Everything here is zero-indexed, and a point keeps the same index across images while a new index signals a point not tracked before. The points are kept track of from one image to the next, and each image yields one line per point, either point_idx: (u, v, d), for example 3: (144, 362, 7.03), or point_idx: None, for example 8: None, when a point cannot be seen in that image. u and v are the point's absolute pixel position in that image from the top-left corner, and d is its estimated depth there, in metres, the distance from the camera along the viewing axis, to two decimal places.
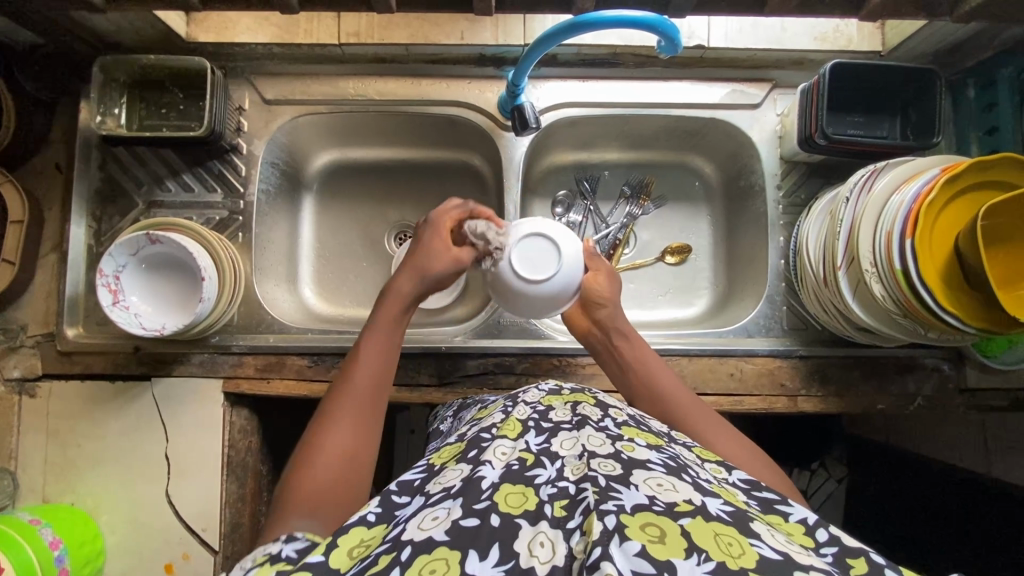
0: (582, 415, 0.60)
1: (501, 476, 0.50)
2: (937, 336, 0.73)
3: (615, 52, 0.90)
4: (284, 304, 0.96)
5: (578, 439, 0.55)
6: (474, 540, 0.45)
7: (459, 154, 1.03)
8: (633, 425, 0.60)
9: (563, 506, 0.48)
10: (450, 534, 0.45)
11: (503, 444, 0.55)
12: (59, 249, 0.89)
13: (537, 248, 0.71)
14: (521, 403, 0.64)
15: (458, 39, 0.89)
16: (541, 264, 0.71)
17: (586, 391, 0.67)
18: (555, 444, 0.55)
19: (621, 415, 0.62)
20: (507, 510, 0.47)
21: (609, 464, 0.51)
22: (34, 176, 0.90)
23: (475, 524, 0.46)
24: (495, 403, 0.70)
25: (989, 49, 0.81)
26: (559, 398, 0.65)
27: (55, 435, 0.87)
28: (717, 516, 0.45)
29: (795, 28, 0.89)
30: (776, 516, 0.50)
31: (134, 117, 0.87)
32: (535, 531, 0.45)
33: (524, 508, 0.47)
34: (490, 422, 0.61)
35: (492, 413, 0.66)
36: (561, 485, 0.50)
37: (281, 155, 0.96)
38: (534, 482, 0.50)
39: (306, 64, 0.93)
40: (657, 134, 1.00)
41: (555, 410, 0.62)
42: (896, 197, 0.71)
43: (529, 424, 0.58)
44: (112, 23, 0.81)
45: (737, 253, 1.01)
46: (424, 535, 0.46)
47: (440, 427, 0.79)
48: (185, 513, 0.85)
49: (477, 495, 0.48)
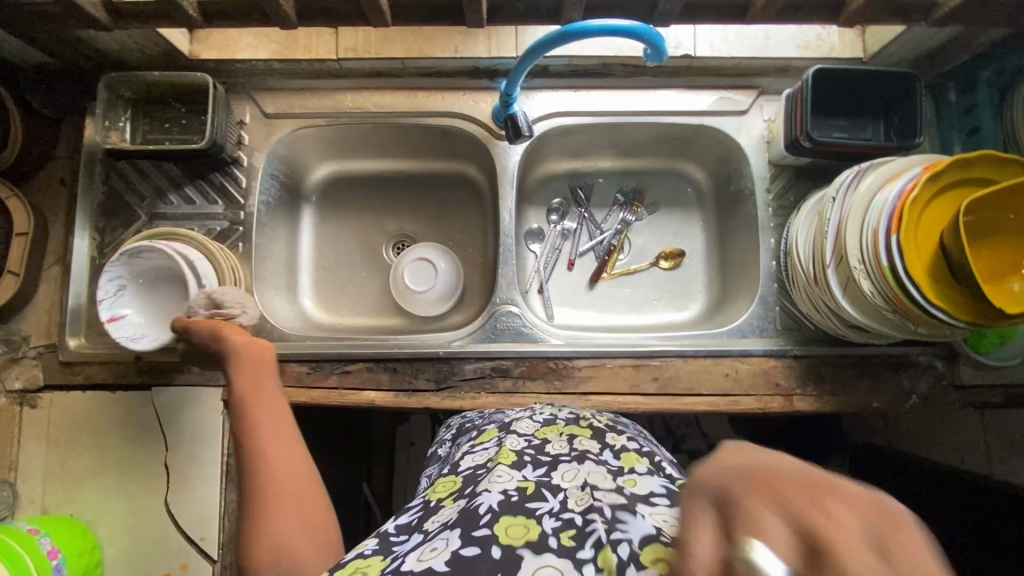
0: (580, 449, 0.61)
1: (500, 504, 0.52)
2: (927, 331, 0.74)
3: (605, 63, 0.93)
4: (284, 312, 0.98)
5: (579, 471, 0.57)
6: (476, 569, 0.46)
7: (456, 165, 1.05)
8: (633, 452, 0.62)
9: (570, 536, 0.49)
10: (451, 564, 0.46)
11: (502, 470, 0.56)
12: (63, 261, 0.91)
13: (421, 275, 1.01)
14: (514, 435, 0.65)
15: (452, 52, 0.91)
16: (422, 277, 1.01)
17: (583, 421, 0.69)
18: (556, 477, 0.57)
19: (620, 441, 0.64)
20: (509, 541, 0.48)
21: (613, 495, 0.53)
22: (39, 191, 0.92)
23: (476, 553, 0.47)
24: (492, 430, 0.70)
25: (967, 53, 0.84)
26: (555, 430, 0.66)
27: (56, 446, 0.87)
28: None
29: (778, 36, 0.91)
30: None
31: (138, 132, 0.90)
32: (540, 563, 0.47)
33: (527, 539, 0.49)
34: (485, 454, 0.62)
35: (487, 442, 0.66)
36: (563, 517, 0.51)
37: (281, 167, 0.99)
38: (535, 513, 0.51)
39: (305, 79, 0.95)
40: (649, 143, 1.03)
41: (552, 443, 0.63)
42: (880, 196, 0.73)
43: (526, 456, 0.60)
44: (118, 42, 0.84)
45: (730, 257, 1.03)
46: (425, 565, 0.46)
47: (439, 451, 0.78)
48: (184, 522, 0.85)
49: (475, 523, 0.50)
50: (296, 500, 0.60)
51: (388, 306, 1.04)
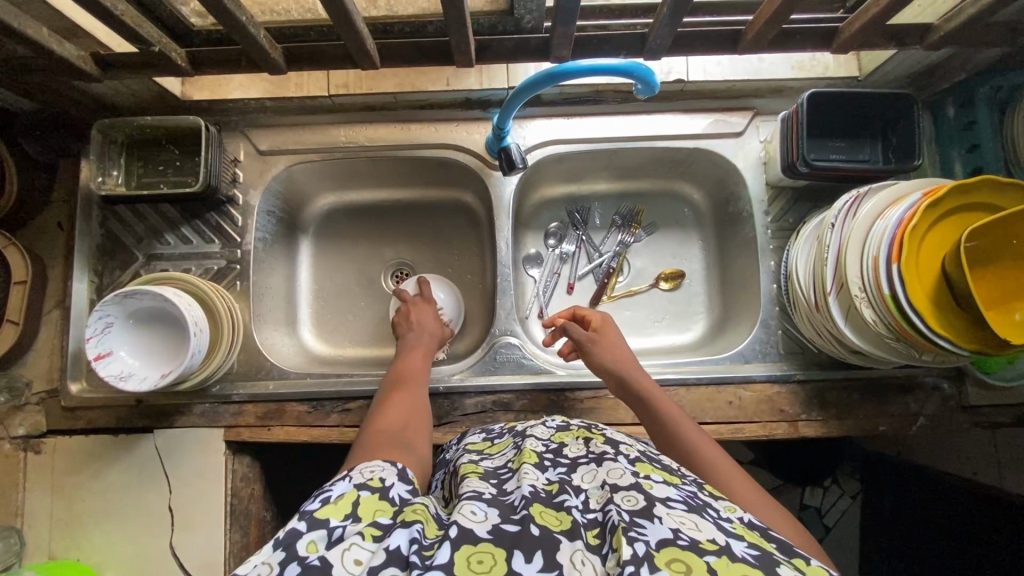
0: (596, 451, 0.60)
1: (531, 496, 0.51)
2: (932, 358, 0.72)
3: (598, 90, 0.92)
4: (284, 348, 0.98)
5: (599, 473, 0.55)
6: (517, 543, 0.45)
7: (452, 192, 1.05)
8: (646, 462, 0.59)
9: (595, 534, 0.47)
10: (492, 533, 0.46)
11: (530, 470, 0.55)
12: (63, 305, 0.91)
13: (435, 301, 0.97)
14: (532, 438, 0.65)
15: (444, 86, 0.91)
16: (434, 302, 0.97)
17: (594, 429, 0.67)
18: (576, 477, 0.55)
19: (632, 451, 0.61)
20: (545, 523, 0.47)
21: (632, 497, 0.50)
22: (38, 236, 0.92)
23: (515, 529, 0.46)
24: (505, 437, 0.70)
25: (963, 71, 0.83)
26: (569, 436, 0.66)
27: (60, 491, 0.87)
28: (742, 557, 0.44)
29: (772, 59, 0.91)
30: (798, 559, 0.47)
31: (133, 176, 0.90)
32: (574, 548, 0.45)
33: (561, 527, 0.47)
34: (506, 456, 0.62)
35: (503, 449, 0.66)
36: (590, 515, 0.49)
37: (277, 203, 0.99)
38: (566, 505, 0.50)
39: (297, 115, 0.95)
40: (645, 165, 1.02)
41: (569, 446, 0.63)
42: (880, 222, 0.72)
43: (546, 458, 0.59)
44: (112, 88, 0.84)
45: (731, 277, 1.02)
46: (468, 525, 0.46)
47: (446, 456, 0.77)
48: (189, 565, 0.85)
49: (512, 509, 0.49)
50: (410, 429, 0.69)
51: (387, 337, 1.03)
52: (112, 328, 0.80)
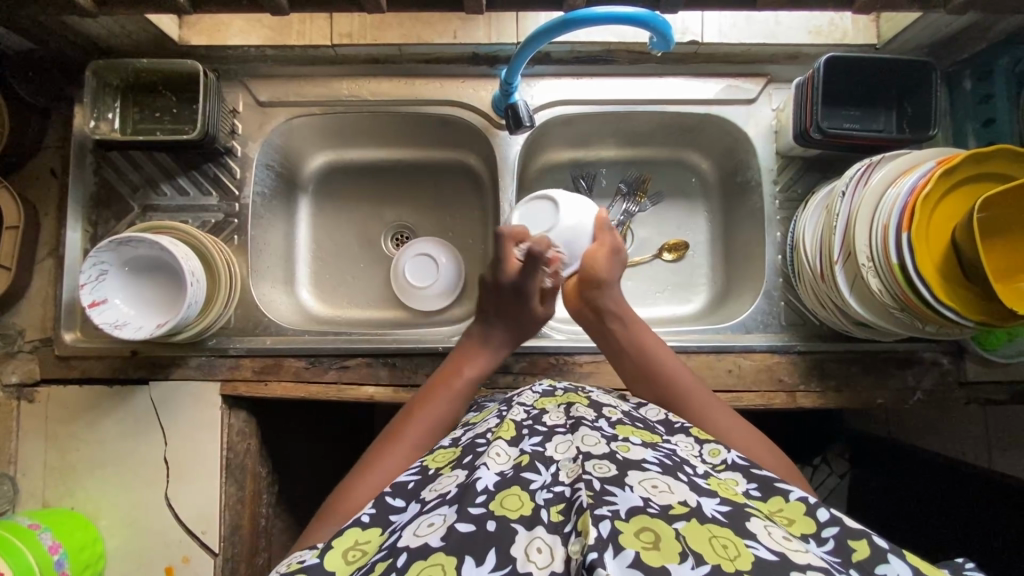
0: (576, 417, 0.57)
1: (497, 482, 0.48)
2: (935, 329, 0.72)
3: (610, 49, 0.90)
4: (282, 305, 0.97)
5: (572, 442, 0.53)
6: (470, 547, 0.43)
7: (456, 153, 1.03)
8: (627, 424, 0.58)
9: (559, 510, 0.45)
10: (447, 540, 0.43)
11: (500, 446, 0.52)
12: (56, 254, 0.89)
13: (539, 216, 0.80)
14: (515, 406, 0.62)
15: (451, 38, 0.89)
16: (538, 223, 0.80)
17: (580, 392, 0.65)
18: (550, 448, 0.53)
19: (615, 413, 0.60)
20: (504, 513, 0.45)
21: (604, 465, 0.48)
22: (30, 182, 0.90)
23: (471, 530, 0.44)
24: (492, 407, 0.68)
25: (984, 40, 0.81)
26: (553, 402, 0.63)
27: (54, 440, 0.87)
28: (713, 517, 0.44)
29: (788, 22, 0.89)
30: (776, 496, 0.49)
31: (128, 121, 0.87)
32: (531, 537, 0.43)
33: (521, 513, 0.45)
34: (486, 427, 0.59)
35: (486, 417, 0.64)
36: (556, 489, 0.47)
37: (276, 156, 0.96)
38: (529, 485, 0.48)
39: (298, 65, 0.92)
40: (654, 130, 1.00)
41: (549, 413, 0.60)
42: (893, 189, 0.71)
43: (524, 428, 0.56)
44: (106, 28, 0.81)
45: (735, 248, 1.01)
46: (419, 543, 0.44)
47: None
48: (184, 516, 0.85)
49: (472, 499, 0.46)
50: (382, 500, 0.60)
51: (387, 299, 1.03)
52: (95, 281, 0.78)
